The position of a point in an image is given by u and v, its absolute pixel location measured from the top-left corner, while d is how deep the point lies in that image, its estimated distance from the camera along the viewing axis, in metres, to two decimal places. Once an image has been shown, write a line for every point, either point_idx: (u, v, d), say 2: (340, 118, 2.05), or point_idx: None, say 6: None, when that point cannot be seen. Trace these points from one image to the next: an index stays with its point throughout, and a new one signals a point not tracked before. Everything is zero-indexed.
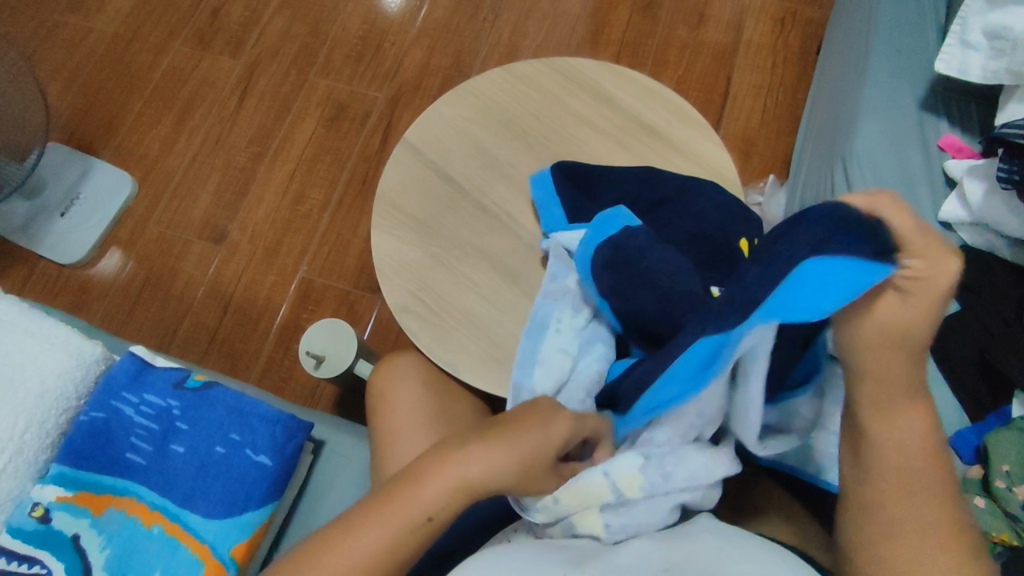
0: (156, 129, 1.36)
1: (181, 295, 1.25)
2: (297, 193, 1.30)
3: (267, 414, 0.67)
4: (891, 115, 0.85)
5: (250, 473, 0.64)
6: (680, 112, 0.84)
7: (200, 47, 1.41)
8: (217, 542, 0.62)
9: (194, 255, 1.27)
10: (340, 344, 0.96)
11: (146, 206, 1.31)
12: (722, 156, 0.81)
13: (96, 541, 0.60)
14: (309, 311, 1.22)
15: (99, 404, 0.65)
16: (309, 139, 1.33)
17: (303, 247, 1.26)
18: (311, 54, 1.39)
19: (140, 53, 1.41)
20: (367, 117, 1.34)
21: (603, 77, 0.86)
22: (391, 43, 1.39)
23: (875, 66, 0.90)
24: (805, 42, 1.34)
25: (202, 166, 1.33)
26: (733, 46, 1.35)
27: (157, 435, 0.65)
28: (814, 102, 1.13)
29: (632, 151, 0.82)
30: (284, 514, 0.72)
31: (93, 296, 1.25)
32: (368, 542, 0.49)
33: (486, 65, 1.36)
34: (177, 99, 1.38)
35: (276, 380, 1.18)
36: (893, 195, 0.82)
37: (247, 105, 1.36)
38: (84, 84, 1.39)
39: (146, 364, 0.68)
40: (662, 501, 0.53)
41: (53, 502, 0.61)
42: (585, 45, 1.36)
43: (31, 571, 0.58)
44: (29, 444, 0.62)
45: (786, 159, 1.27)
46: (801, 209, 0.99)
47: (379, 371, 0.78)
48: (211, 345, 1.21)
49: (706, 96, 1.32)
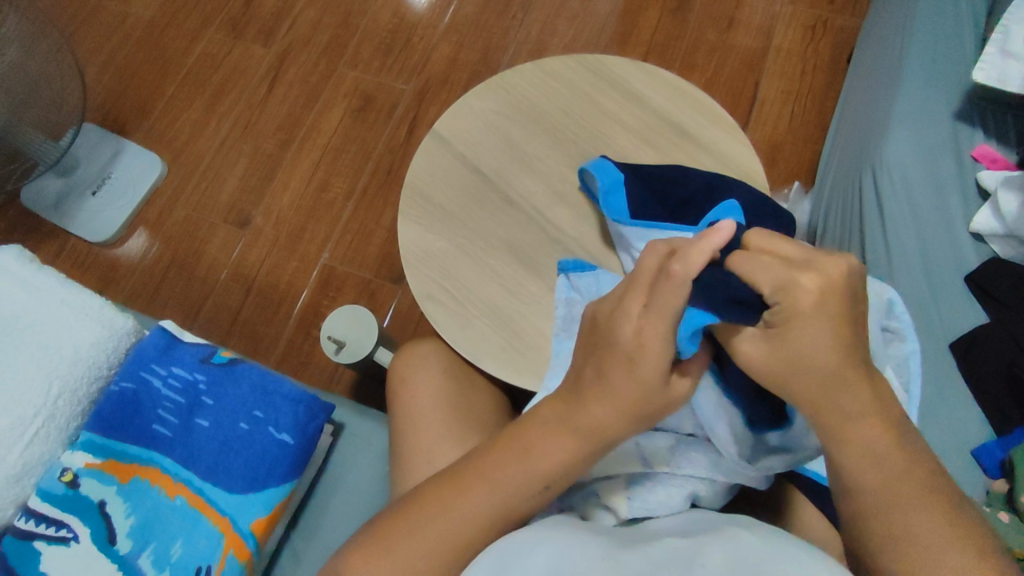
0: (187, 114, 1.38)
1: (205, 276, 1.27)
2: (322, 182, 1.31)
3: (291, 393, 0.68)
4: (924, 123, 0.85)
5: (272, 450, 0.65)
6: (710, 112, 0.84)
7: (233, 35, 1.43)
8: (238, 516, 0.63)
9: (219, 238, 1.29)
10: (361, 330, 0.97)
11: (174, 187, 1.33)
12: (751, 157, 0.81)
13: (122, 509, 0.62)
14: (329, 298, 1.23)
15: (128, 374, 0.66)
16: (336, 129, 1.35)
17: (326, 234, 1.27)
18: (341, 44, 1.40)
19: (173, 38, 1.44)
20: (394, 109, 1.35)
21: (633, 75, 0.86)
22: (420, 36, 1.40)
23: (909, 74, 0.89)
24: (836, 50, 1.33)
25: (230, 152, 1.35)
26: (763, 51, 1.34)
27: (183, 409, 0.66)
28: (844, 110, 1.12)
29: (660, 150, 0.82)
30: (303, 493, 0.74)
31: (120, 274, 1.28)
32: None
33: (514, 61, 1.36)
34: (209, 85, 1.40)
35: (295, 364, 1.19)
36: (923, 204, 0.81)
37: (276, 93, 1.38)
38: (119, 66, 1.42)
39: (175, 339, 0.70)
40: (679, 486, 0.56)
41: (82, 469, 0.62)
42: (613, 45, 1.36)
43: (59, 534, 0.60)
44: (61, 410, 0.64)
45: (812, 166, 1.26)
46: (827, 216, 0.98)
47: (400, 358, 0.78)
48: (232, 327, 1.23)
49: (734, 100, 1.32)
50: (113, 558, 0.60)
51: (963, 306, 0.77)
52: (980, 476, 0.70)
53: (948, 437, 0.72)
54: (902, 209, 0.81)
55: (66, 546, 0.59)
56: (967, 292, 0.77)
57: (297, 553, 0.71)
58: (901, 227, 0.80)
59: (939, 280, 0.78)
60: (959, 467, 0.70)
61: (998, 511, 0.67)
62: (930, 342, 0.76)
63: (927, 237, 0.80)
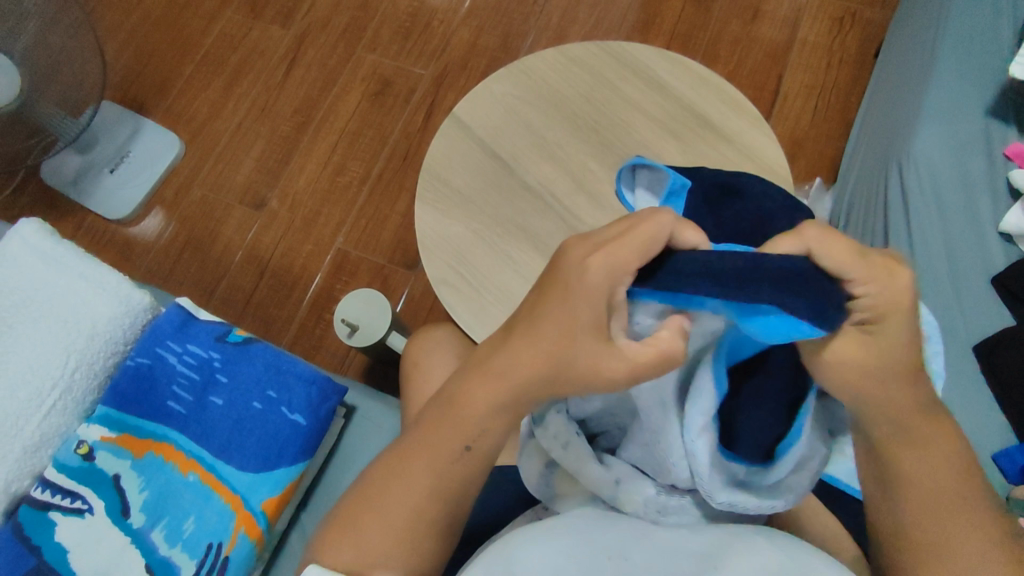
0: (205, 93, 1.38)
1: (219, 257, 1.27)
2: (338, 166, 1.31)
3: (304, 373, 0.68)
4: (956, 119, 0.82)
5: (284, 430, 0.65)
6: (734, 102, 0.82)
7: (252, 15, 1.43)
8: (248, 494, 0.63)
9: (234, 219, 1.29)
10: (374, 315, 0.97)
11: (191, 167, 1.33)
12: (776, 150, 0.79)
13: (136, 483, 0.63)
14: (342, 282, 1.23)
15: (144, 350, 0.66)
16: (353, 112, 1.34)
17: (341, 218, 1.27)
18: (360, 28, 1.39)
19: (193, 17, 1.44)
20: (412, 93, 1.34)
21: (658, 64, 0.84)
22: (440, 21, 1.38)
23: (942, 68, 0.86)
24: (864, 43, 1.30)
25: (248, 133, 1.35)
26: (788, 43, 1.32)
27: (197, 386, 0.66)
28: (870, 104, 1.10)
29: (682, 140, 0.81)
30: (313, 475, 0.74)
31: (137, 252, 1.29)
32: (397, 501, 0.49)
33: (534, 48, 1.35)
34: (227, 65, 1.40)
35: (307, 347, 1.20)
36: (951, 203, 0.79)
37: (294, 75, 1.38)
38: (139, 44, 1.42)
39: (191, 316, 0.69)
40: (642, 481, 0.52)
41: (97, 442, 0.63)
42: (635, 33, 1.34)
43: (74, 506, 0.61)
44: (77, 384, 0.65)
45: (834, 162, 1.24)
46: (849, 212, 0.97)
47: (413, 344, 0.78)
48: (245, 308, 1.24)
49: (757, 93, 1.29)
50: (126, 531, 0.60)
51: (990, 307, 0.75)
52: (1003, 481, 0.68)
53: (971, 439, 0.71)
54: (929, 206, 0.79)
55: (80, 517, 0.60)
56: (995, 293, 0.75)
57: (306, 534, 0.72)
58: (927, 224, 0.79)
59: (965, 280, 0.76)
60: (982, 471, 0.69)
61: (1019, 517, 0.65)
62: (953, 343, 0.74)
63: (953, 235, 0.78)
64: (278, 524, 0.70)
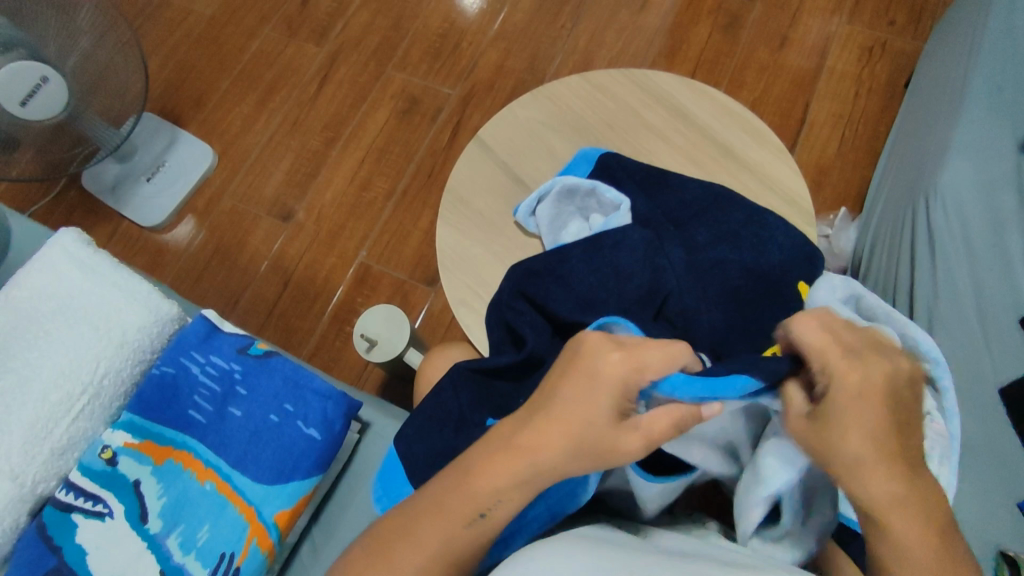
0: (239, 108, 1.43)
1: (246, 266, 1.31)
2: (364, 181, 1.34)
3: (320, 389, 0.69)
4: (985, 153, 0.81)
5: (299, 444, 0.66)
6: (758, 133, 0.82)
7: (288, 33, 1.47)
8: (262, 506, 0.64)
9: (262, 229, 1.33)
10: (394, 331, 0.98)
11: (223, 178, 1.38)
12: (799, 183, 0.79)
13: (154, 489, 0.64)
14: (363, 296, 1.25)
15: (169, 360, 0.68)
16: (381, 129, 1.37)
17: (365, 233, 1.30)
18: (391, 47, 1.43)
19: (232, 34, 1.49)
20: (438, 112, 1.37)
21: (681, 92, 0.85)
22: (469, 42, 1.41)
23: (972, 105, 0.85)
24: (893, 74, 1.29)
25: (278, 147, 1.38)
26: (816, 72, 1.31)
27: (217, 397, 0.68)
28: (898, 136, 1.09)
29: (705, 170, 0.81)
30: (325, 491, 0.72)
31: (167, 258, 1.33)
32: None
33: (561, 71, 1.37)
34: (262, 81, 1.44)
35: (326, 359, 1.22)
36: (979, 238, 0.78)
37: (326, 91, 1.41)
38: (179, 60, 1.48)
39: (215, 328, 0.71)
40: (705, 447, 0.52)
41: (121, 447, 0.65)
42: (661, 59, 1.35)
43: (95, 509, 0.62)
44: (105, 389, 0.67)
45: (861, 193, 1.23)
46: (875, 246, 0.97)
47: (427, 363, 0.79)
48: (268, 317, 1.27)
49: (782, 120, 1.29)
50: (143, 536, 0.62)
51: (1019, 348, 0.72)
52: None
53: (991, 484, 0.68)
54: (956, 246, 0.79)
55: (101, 520, 0.62)
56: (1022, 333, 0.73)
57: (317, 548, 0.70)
58: (953, 264, 0.78)
59: (990, 319, 0.75)
60: (1003, 518, 0.66)
61: None
62: (976, 383, 0.72)
63: (980, 270, 0.77)
64: (290, 535, 0.68)
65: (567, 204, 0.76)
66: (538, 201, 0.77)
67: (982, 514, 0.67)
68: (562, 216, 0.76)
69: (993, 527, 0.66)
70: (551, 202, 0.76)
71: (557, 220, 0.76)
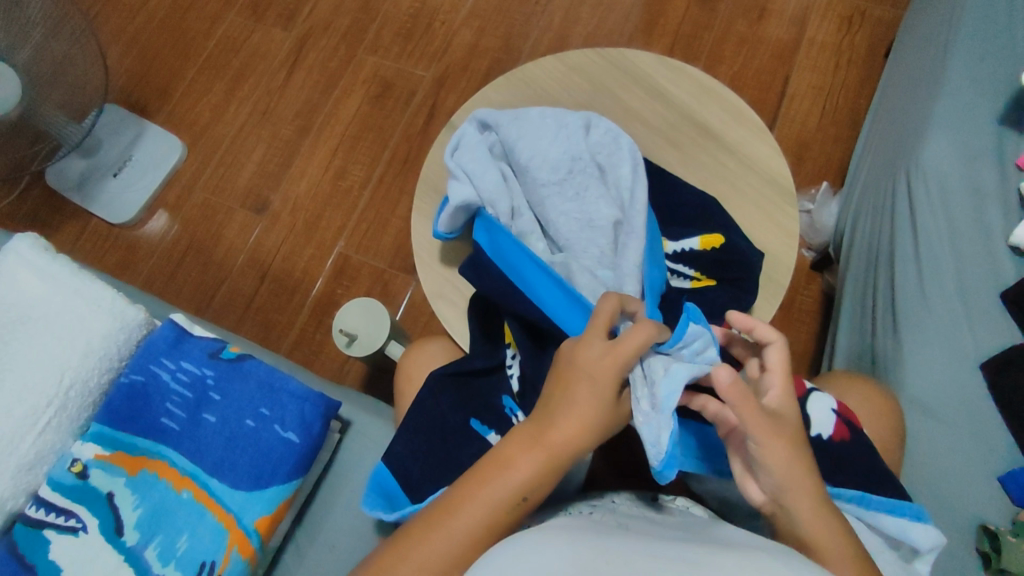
0: (207, 96, 1.38)
1: (221, 261, 1.27)
2: (339, 168, 1.30)
3: (297, 390, 0.67)
4: (964, 127, 0.80)
5: (276, 448, 0.65)
6: (737, 111, 0.80)
7: (254, 17, 1.42)
8: (241, 513, 0.63)
9: (236, 222, 1.29)
10: (373, 325, 0.96)
11: (193, 170, 1.34)
12: (781, 162, 0.78)
13: (129, 501, 0.62)
14: (343, 287, 1.23)
15: (138, 367, 0.66)
16: (355, 114, 1.33)
17: (342, 222, 1.27)
18: (361, 29, 1.38)
19: (195, 20, 1.43)
20: (412, 96, 1.33)
21: (658, 71, 0.82)
22: (442, 21, 1.37)
23: (951, 75, 0.84)
24: (873, 43, 1.28)
25: (249, 136, 1.34)
26: (795, 43, 1.29)
27: (190, 403, 0.66)
28: (878, 108, 1.08)
29: (683, 151, 0.80)
30: (307, 491, 0.72)
31: (140, 255, 1.29)
32: (463, 553, 0.49)
33: (536, 50, 1.33)
34: (229, 68, 1.39)
35: (307, 353, 1.20)
36: (960, 214, 0.77)
37: (296, 77, 1.37)
38: (141, 48, 1.42)
39: (185, 332, 0.69)
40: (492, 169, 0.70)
41: (91, 460, 0.63)
42: (639, 34, 1.32)
43: (68, 524, 0.60)
44: (72, 401, 0.65)
45: (842, 165, 1.22)
46: (857, 220, 0.96)
47: (407, 359, 0.78)
48: (247, 312, 1.24)
49: (762, 95, 1.27)
50: (120, 549, 0.60)
51: (998, 323, 0.73)
52: (1006, 503, 0.66)
53: (973, 458, 0.68)
54: (937, 219, 0.78)
55: (74, 535, 0.60)
56: (1003, 308, 0.73)
57: (301, 551, 0.70)
58: (933, 237, 0.77)
59: (972, 294, 0.74)
60: (984, 494, 0.67)
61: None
62: (956, 363, 0.72)
63: (961, 246, 0.76)
64: (272, 540, 0.67)
65: (517, 179, 0.72)
66: (455, 225, 0.72)
67: (966, 490, 0.67)
68: (534, 220, 0.71)
69: (975, 501, 0.67)
70: (469, 179, 0.69)
71: (524, 228, 0.70)
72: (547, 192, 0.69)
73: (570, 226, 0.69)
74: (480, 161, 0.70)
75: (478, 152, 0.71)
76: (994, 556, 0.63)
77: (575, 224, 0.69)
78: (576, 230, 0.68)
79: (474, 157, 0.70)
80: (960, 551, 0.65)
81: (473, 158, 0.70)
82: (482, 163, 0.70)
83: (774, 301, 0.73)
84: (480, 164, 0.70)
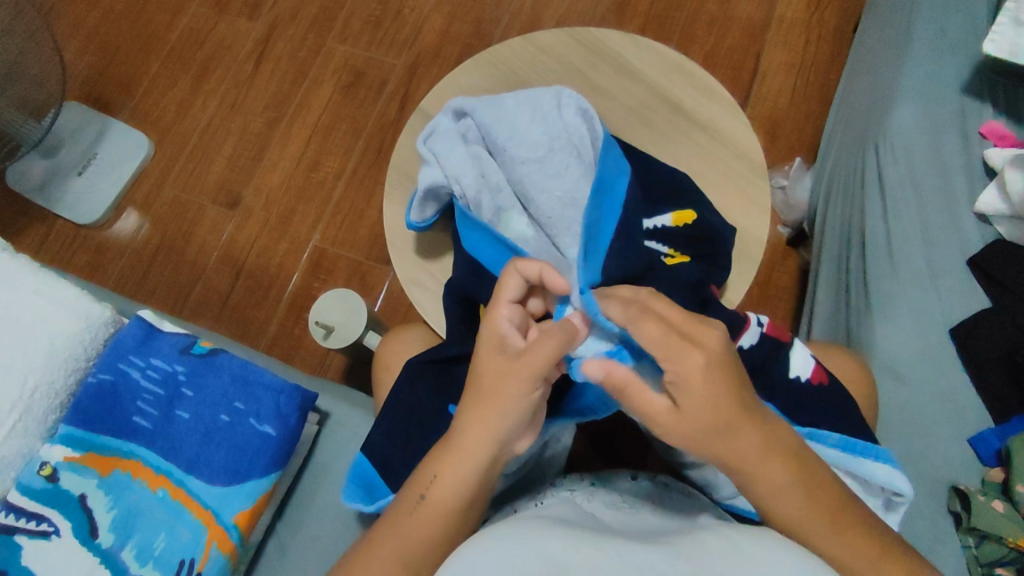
0: (173, 91, 1.34)
1: (193, 259, 1.25)
2: (312, 161, 1.28)
3: (271, 383, 0.66)
4: (930, 97, 0.81)
5: (253, 441, 0.64)
6: (706, 88, 0.80)
7: (218, 7, 1.39)
8: (219, 509, 0.62)
9: (208, 219, 1.27)
10: (349, 316, 0.95)
11: (161, 167, 1.31)
12: (750, 137, 0.78)
13: (103, 502, 0.61)
14: (320, 281, 1.21)
15: (106, 366, 0.64)
16: (325, 105, 1.31)
17: (316, 216, 1.25)
18: (329, 18, 1.36)
19: (157, 12, 1.39)
20: (384, 85, 1.31)
21: (626, 49, 0.82)
22: (411, 8, 1.35)
23: (916, 46, 0.85)
24: (842, 19, 1.28)
25: (218, 131, 1.31)
26: (765, 21, 1.29)
27: (162, 401, 0.65)
28: (848, 82, 1.08)
29: (655, 130, 0.79)
30: (288, 484, 0.71)
31: (109, 255, 1.26)
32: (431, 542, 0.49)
33: (508, 34, 1.32)
34: (194, 61, 1.36)
35: (286, 348, 1.18)
36: (927, 183, 0.78)
37: (264, 69, 1.34)
38: (101, 42, 1.38)
39: (154, 329, 0.68)
40: (465, 152, 0.70)
41: (61, 462, 0.61)
42: (610, 15, 1.32)
43: (39, 528, 0.59)
44: (38, 403, 0.63)
45: (814, 141, 1.22)
46: (828, 194, 0.97)
47: (384, 348, 0.77)
48: (223, 310, 1.22)
49: (734, 73, 1.27)
50: (96, 552, 0.59)
51: (965, 290, 0.74)
52: (976, 465, 0.68)
53: (945, 423, 0.70)
54: (905, 189, 0.79)
55: (47, 539, 0.59)
56: (970, 275, 0.74)
57: (283, 544, 0.69)
58: (902, 207, 0.78)
59: (940, 262, 0.75)
60: (955, 457, 0.68)
61: (992, 500, 0.64)
62: (926, 331, 0.73)
63: (929, 215, 0.77)
64: (253, 535, 0.67)
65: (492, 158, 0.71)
66: (427, 214, 0.73)
67: (939, 454, 0.69)
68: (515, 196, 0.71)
69: (947, 464, 0.68)
70: (436, 162, 0.70)
71: (505, 203, 0.70)
72: (525, 170, 0.69)
73: (551, 204, 0.68)
74: (451, 144, 0.70)
75: (451, 135, 0.71)
76: (965, 516, 0.65)
77: (557, 202, 0.68)
78: (557, 208, 0.68)
79: (445, 141, 0.70)
80: (933, 514, 0.67)
81: (443, 143, 0.70)
82: (453, 147, 0.70)
83: (747, 276, 0.73)
84: (450, 147, 0.70)
